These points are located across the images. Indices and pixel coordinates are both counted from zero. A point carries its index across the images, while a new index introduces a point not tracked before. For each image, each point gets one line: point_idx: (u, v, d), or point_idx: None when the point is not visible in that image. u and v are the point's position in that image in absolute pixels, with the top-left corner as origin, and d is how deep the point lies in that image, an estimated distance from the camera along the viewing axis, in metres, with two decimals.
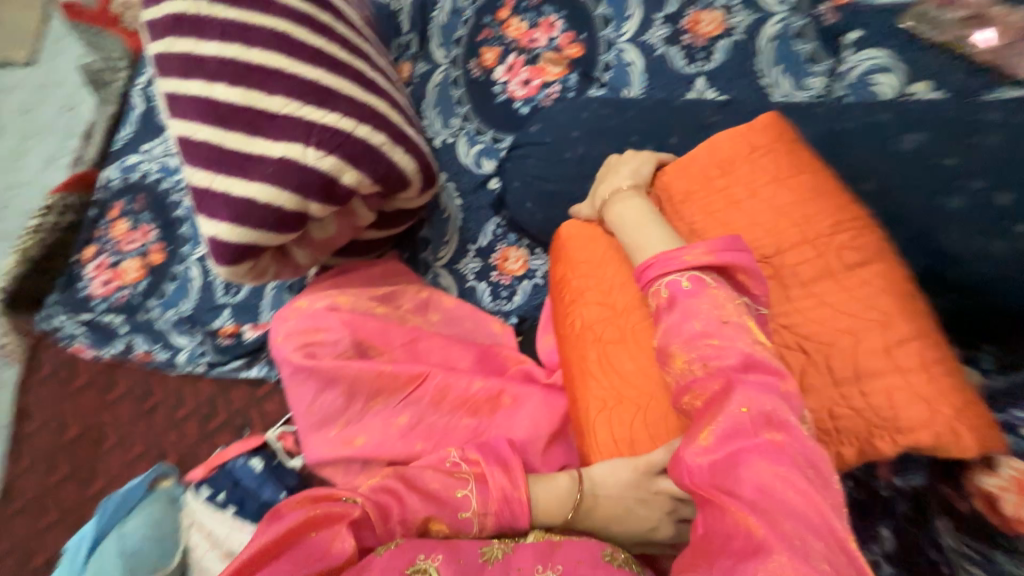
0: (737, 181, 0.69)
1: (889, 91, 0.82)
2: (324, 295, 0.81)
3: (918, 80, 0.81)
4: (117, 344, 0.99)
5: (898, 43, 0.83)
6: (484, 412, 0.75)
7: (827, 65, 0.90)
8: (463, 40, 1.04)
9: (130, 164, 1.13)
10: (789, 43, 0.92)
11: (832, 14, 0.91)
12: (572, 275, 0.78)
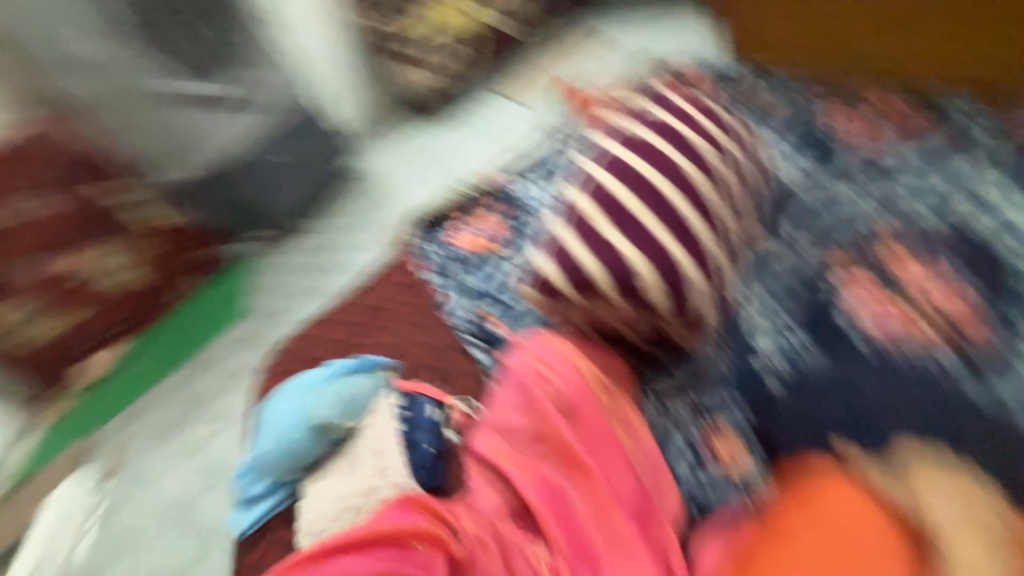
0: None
1: None
2: (567, 348, 0.93)
3: None
4: (432, 275, 1.42)
5: None
6: (602, 538, 0.81)
7: None
8: (834, 255, 1.20)
9: (515, 182, 1.57)
10: None
11: None
12: (803, 537, 0.77)
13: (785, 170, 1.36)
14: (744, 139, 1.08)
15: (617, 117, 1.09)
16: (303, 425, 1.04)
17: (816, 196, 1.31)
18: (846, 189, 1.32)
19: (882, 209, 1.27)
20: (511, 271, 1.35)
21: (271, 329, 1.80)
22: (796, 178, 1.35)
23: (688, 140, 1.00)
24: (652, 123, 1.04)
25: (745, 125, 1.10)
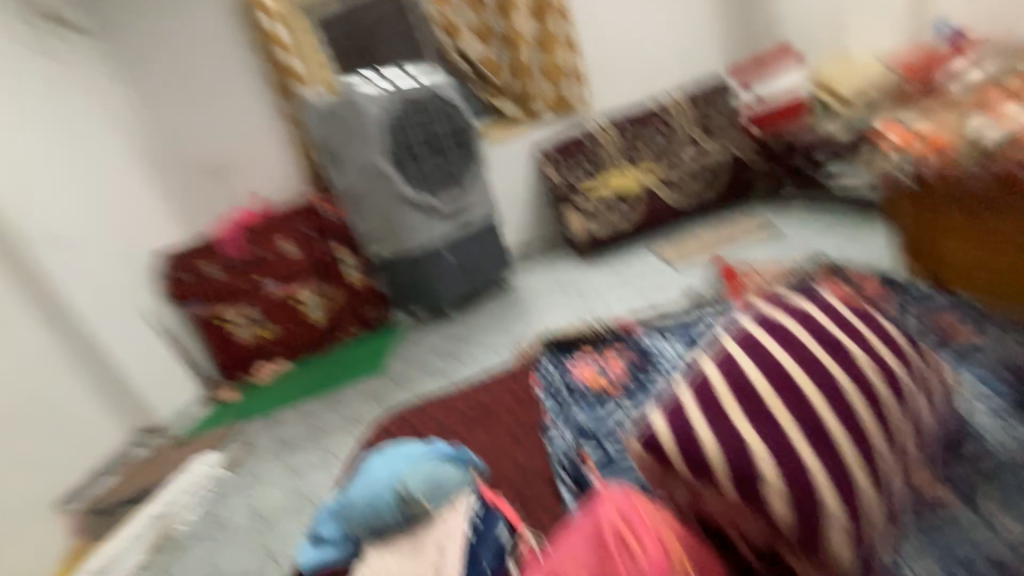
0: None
1: None
2: (668, 525, 0.84)
3: None
4: (546, 397, 1.48)
5: None
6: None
7: None
8: None
9: (654, 339, 1.59)
10: None
11: None
12: None
13: (998, 421, 1.07)
14: (911, 355, 0.93)
15: (776, 305, 1.04)
16: (391, 489, 1.12)
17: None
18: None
19: None
20: (621, 421, 1.32)
21: (400, 394, 2.09)
22: (1007, 431, 1.05)
23: (851, 349, 0.90)
24: (814, 323, 0.96)
25: (911, 340, 0.96)
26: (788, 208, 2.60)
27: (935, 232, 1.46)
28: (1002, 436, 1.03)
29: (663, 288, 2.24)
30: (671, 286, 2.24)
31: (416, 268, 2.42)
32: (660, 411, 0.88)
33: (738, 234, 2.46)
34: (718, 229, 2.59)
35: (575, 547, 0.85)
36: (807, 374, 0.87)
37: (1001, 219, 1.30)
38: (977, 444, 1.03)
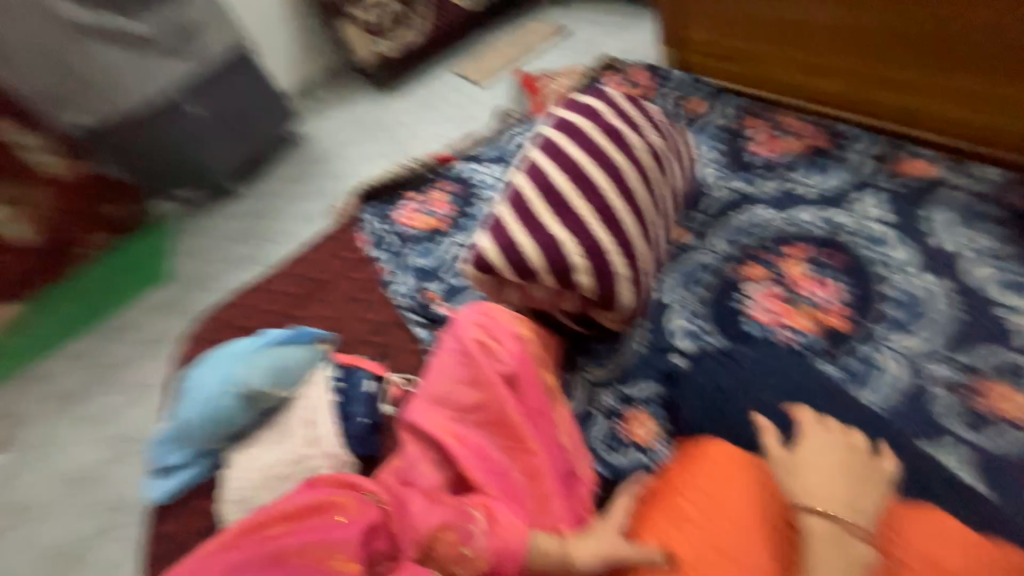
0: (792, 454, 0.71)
1: None
2: (518, 322, 0.90)
3: None
4: (377, 252, 1.42)
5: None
6: (535, 509, 0.76)
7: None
8: (746, 246, 1.07)
9: (472, 167, 1.56)
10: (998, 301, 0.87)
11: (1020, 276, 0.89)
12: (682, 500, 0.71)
13: (705, 163, 1.27)
14: (667, 134, 1.11)
15: (572, 110, 1.11)
16: (230, 393, 1.01)
17: (737, 183, 1.19)
18: (758, 185, 1.16)
19: (807, 213, 1.07)
20: (456, 254, 1.36)
21: (199, 296, 1.74)
22: (715, 170, 1.24)
23: (631, 140, 1.03)
24: (602, 122, 1.06)
25: (666, 121, 1.12)
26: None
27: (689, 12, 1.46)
28: (708, 174, 1.22)
29: (473, 112, 2.13)
30: (481, 107, 2.14)
31: (138, 141, 1.65)
32: (484, 232, 0.93)
33: (533, 38, 2.36)
34: (513, 34, 2.43)
35: (445, 369, 0.86)
36: (596, 165, 0.98)
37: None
38: (693, 185, 1.21)
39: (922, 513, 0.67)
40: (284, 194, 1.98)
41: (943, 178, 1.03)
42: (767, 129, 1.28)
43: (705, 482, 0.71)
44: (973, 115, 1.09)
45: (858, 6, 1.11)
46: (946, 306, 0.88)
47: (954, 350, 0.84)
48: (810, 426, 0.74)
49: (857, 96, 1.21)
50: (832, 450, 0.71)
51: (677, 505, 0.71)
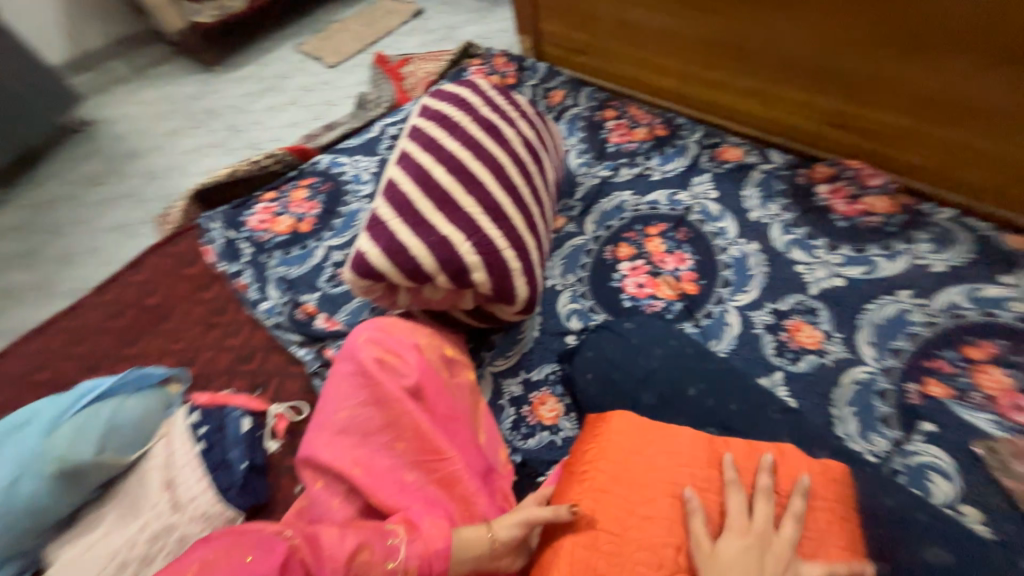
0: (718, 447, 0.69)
1: (886, 272, 0.97)
2: (418, 332, 0.87)
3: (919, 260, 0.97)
4: (231, 265, 1.21)
5: (833, 233, 1.05)
6: (459, 512, 0.74)
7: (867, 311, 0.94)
8: (612, 228, 1.18)
9: (339, 162, 1.44)
10: (802, 248, 1.05)
11: (805, 227, 1.07)
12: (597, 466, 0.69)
13: (575, 155, 1.36)
14: (538, 125, 1.15)
15: (445, 103, 1.10)
16: (38, 476, 0.76)
17: (603, 173, 1.30)
18: (617, 172, 1.29)
19: (657, 196, 1.21)
20: (332, 258, 1.22)
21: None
22: (585, 160, 1.34)
23: (507, 133, 1.05)
24: (477, 115, 1.07)
25: (534, 111, 1.15)
26: None
27: (584, 27, 1.48)
28: (578, 165, 1.32)
29: (332, 98, 1.92)
30: (340, 93, 1.94)
31: None
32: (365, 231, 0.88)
33: (389, 22, 2.24)
34: (368, 19, 2.30)
35: (344, 393, 0.79)
36: (476, 157, 0.97)
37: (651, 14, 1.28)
38: (566, 177, 1.31)
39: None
40: (100, 209, 1.67)
41: (751, 160, 1.21)
42: (625, 117, 1.41)
43: (621, 447, 0.70)
44: (750, 112, 1.25)
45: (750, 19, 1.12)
46: (767, 263, 1.05)
47: (775, 301, 0.99)
48: (733, 501, 0.64)
49: (675, 88, 1.37)
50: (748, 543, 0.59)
51: (596, 463, 0.70)
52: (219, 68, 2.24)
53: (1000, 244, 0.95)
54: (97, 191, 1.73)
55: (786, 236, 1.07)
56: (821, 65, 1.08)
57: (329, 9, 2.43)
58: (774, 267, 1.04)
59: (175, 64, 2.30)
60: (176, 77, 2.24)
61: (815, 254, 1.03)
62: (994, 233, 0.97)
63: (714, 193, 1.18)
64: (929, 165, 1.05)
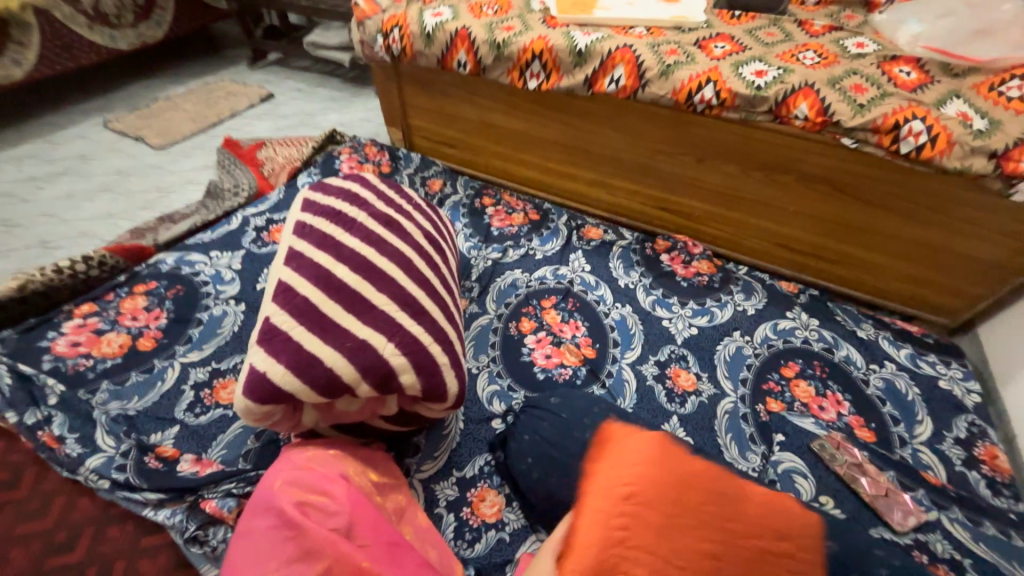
0: (737, 494, 0.58)
1: (722, 318, 1.25)
2: (337, 460, 0.77)
3: (749, 308, 1.28)
4: (28, 414, 0.89)
5: (682, 291, 1.31)
6: None
7: (726, 353, 1.18)
8: (511, 305, 1.26)
9: (190, 259, 1.22)
10: (663, 306, 1.28)
11: (658, 289, 1.32)
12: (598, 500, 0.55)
13: (463, 239, 1.44)
14: (432, 215, 1.19)
15: (333, 199, 1.06)
16: None
17: (493, 254, 1.39)
18: (504, 253, 1.40)
19: (543, 272, 1.35)
20: (193, 378, 1.00)
21: None
22: (473, 243, 1.43)
23: (406, 225, 1.06)
24: (372, 209, 1.06)
25: (428, 204, 1.20)
26: (278, 68, 2.37)
27: (451, 122, 1.62)
28: (469, 248, 1.40)
29: (168, 184, 1.66)
30: (178, 178, 1.69)
31: None
32: (258, 348, 0.77)
33: (235, 104, 2.09)
34: (206, 98, 2.10)
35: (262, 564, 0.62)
36: (379, 253, 0.95)
37: (511, 114, 1.48)
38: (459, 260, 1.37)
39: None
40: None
41: (610, 237, 1.45)
42: (501, 202, 1.56)
43: (640, 466, 0.57)
44: (596, 197, 1.53)
45: (594, 128, 1.37)
46: (642, 322, 1.24)
47: (655, 353, 1.17)
48: None
49: (535, 177, 1.59)
50: None
51: (615, 477, 0.57)
52: None
53: (779, 289, 1.32)
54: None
55: (649, 297, 1.30)
56: (641, 165, 1.39)
57: (152, 84, 2.16)
58: (649, 324, 1.24)
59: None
60: None
61: (672, 310, 1.27)
62: (771, 281, 1.35)
63: (586, 266, 1.37)
64: (726, 236, 1.42)
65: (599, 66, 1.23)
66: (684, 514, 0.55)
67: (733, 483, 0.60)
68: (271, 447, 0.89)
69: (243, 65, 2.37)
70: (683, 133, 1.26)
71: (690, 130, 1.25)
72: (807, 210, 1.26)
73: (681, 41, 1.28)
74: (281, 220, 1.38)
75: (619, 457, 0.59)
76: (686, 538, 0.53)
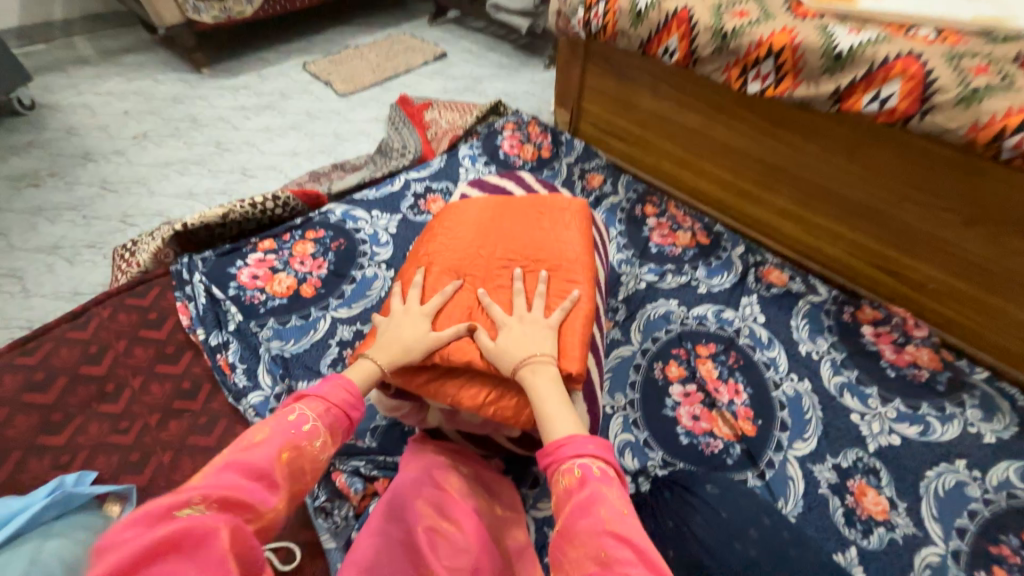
0: (532, 228, 0.85)
1: (944, 437, 0.95)
2: (471, 490, 0.73)
3: (987, 432, 0.95)
4: (213, 335, 0.99)
5: (888, 383, 1.02)
6: None
7: (943, 486, 0.89)
8: (659, 341, 1.10)
9: (354, 215, 1.26)
10: (857, 395, 1.01)
11: (852, 369, 1.04)
12: (459, 223, 0.86)
13: (616, 249, 1.29)
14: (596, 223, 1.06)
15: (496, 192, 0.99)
16: None
17: (648, 276, 1.23)
18: (661, 277, 1.22)
19: (703, 310, 1.15)
20: (339, 335, 1.03)
21: None
22: (626, 257, 1.27)
23: None
24: None
25: None
26: (456, 27, 2.36)
27: (625, 110, 1.43)
28: (621, 262, 1.25)
29: (344, 132, 1.75)
30: (353, 127, 1.78)
31: None
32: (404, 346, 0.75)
33: (412, 60, 2.13)
34: (388, 51, 2.18)
35: (205, 503, 0.47)
36: None
37: (704, 112, 1.25)
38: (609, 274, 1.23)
39: (582, 349, 0.70)
40: (30, 222, 1.38)
41: (797, 287, 1.17)
42: (667, 211, 1.36)
43: (477, 211, 0.87)
44: (790, 233, 1.24)
45: (807, 146, 1.11)
46: (824, 406, 1.00)
47: (836, 455, 0.93)
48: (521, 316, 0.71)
49: (714, 194, 1.34)
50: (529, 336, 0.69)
51: (468, 212, 0.87)
52: (209, 71, 2.00)
53: None
54: (32, 196, 1.45)
55: (837, 377, 1.04)
56: (872, 210, 1.08)
57: (345, 31, 2.29)
58: (832, 412, 0.99)
59: (155, 57, 2.04)
60: (153, 71, 1.97)
61: (870, 404, 0.99)
62: None
63: (761, 318, 1.13)
64: (954, 319, 1.07)
65: (862, 78, 0.95)
66: (491, 228, 0.85)
67: (530, 222, 0.86)
68: (397, 432, 0.88)
69: (424, 21, 2.40)
70: (951, 181, 0.95)
71: (975, 181, 0.93)
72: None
73: (998, 54, 0.92)
74: (439, 190, 1.36)
75: (464, 213, 0.87)
76: (494, 249, 0.82)
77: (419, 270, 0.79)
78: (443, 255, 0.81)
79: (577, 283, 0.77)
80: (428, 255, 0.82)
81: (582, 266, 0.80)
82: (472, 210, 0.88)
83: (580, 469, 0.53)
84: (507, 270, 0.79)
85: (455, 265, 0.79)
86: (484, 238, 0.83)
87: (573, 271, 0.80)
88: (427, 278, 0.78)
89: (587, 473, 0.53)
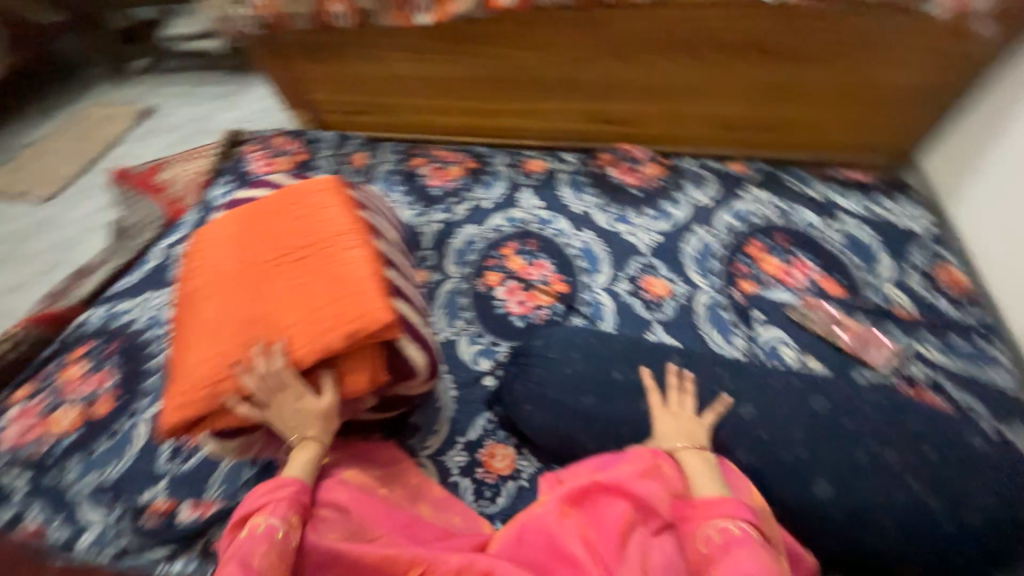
0: (289, 216, 0.83)
1: (681, 216, 1.24)
2: (338, 468, 0.76)
3: (704, 197, 1.26)
4: (4, 511, 0.86)
5: (636, 199, 1.28)
6: None
7: (693, 249, 1.18)
8: (472, 262, 1.21)
9: (118, 309, 1.11)
10: (623, 219, 1.25)
11: (613, 204, 1.28)
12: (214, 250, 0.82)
13: (406, 207, 1.35)
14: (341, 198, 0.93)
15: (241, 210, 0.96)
16: None
17: (440, 216, 1.32)
18: (451, 211, 1.32)
19: (495, 221, 1.29)
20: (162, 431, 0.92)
21: None
22: (417, 209, 1.34)
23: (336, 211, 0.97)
24: None
25: None
26: (149, 76, 2.08)
27: (350, 85, 1.46)
28: (414, 215, 1.32)
29: (70, 238, 1.49)
30: (78, 227, 1.51)
31: None
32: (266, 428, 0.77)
33: (114, 129, 1.84)
34: (78, 131, 1.85)
35: None
36: None
37: (410, 57, 1.34)
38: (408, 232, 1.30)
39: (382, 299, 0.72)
40: None
41: (552, 166, 1.38)
42: (432, 156, 1.46)
43: (229, 228, 0.83)
44: (536, 125, 1.42)
45: (496, 50, 1.27)
46: (605, 241, 1.22)
47: (625, 270, 1.16)
48: (663, 408, 0.81)
49: (466, 123, 1.46)
50: (679, 424, 0.78)
51: (220, 233, 0.83)
52: None
53: (727, 172, 1.30)
54: None
55: (609, 216, 1.26)
56: (567, 80, 1.29)
57: (10, 132, 1.88)
58: (612, 242, 1.22)
59: None
60: None
61: (633, 222, 1.24)
62: (721, 166, 1.31)
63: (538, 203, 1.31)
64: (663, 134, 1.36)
65: None
66: (246, 236, 0.81)
67: (284, 212, 0.83)
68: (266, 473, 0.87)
69: (108, 84, 2.07)
70: (593, 31, 1.18)
71: (603, 24, 1.16)
72: (752, 79, 1.20)
73: None
74: None
75: (217, 236, 0.83)
76: (257, 255, 0.79)
77: (198, 318, 0.76)
78: (212, 289, 0.78)
79: (352, 247, 0.78)
80: (197, 297, 0.78)
81: (354, 231, 0.80)
82: (226, 232, 0.83)
83: (725, 533, 0.63)
84: (279, 268, 0.77)
85: (231, 294, 0.76)
86: (244, 251, 0.80)
87: (344, 236, 0.80)
88: (208, 320, 0.75)
89: (732, 537, 0.62)
